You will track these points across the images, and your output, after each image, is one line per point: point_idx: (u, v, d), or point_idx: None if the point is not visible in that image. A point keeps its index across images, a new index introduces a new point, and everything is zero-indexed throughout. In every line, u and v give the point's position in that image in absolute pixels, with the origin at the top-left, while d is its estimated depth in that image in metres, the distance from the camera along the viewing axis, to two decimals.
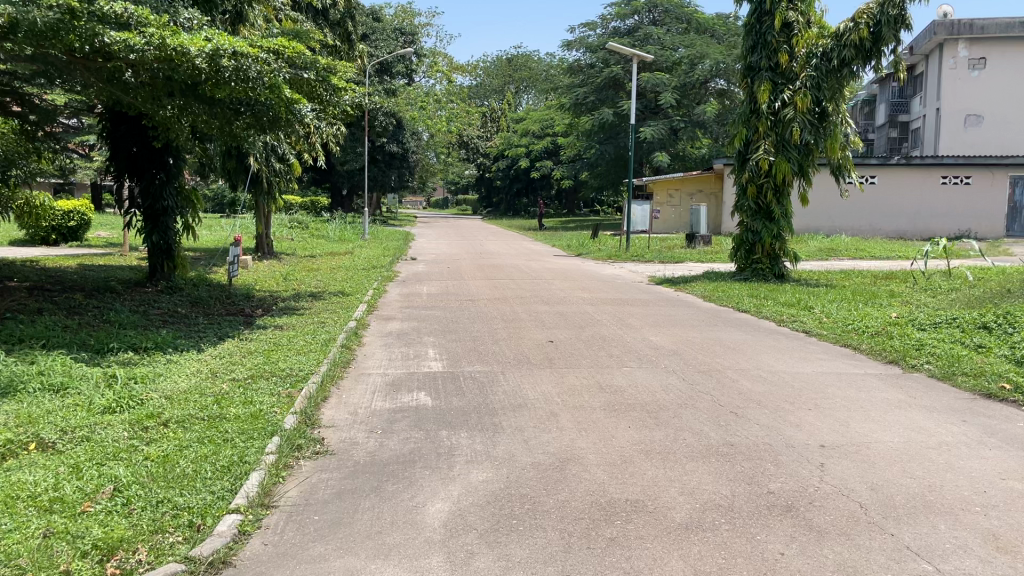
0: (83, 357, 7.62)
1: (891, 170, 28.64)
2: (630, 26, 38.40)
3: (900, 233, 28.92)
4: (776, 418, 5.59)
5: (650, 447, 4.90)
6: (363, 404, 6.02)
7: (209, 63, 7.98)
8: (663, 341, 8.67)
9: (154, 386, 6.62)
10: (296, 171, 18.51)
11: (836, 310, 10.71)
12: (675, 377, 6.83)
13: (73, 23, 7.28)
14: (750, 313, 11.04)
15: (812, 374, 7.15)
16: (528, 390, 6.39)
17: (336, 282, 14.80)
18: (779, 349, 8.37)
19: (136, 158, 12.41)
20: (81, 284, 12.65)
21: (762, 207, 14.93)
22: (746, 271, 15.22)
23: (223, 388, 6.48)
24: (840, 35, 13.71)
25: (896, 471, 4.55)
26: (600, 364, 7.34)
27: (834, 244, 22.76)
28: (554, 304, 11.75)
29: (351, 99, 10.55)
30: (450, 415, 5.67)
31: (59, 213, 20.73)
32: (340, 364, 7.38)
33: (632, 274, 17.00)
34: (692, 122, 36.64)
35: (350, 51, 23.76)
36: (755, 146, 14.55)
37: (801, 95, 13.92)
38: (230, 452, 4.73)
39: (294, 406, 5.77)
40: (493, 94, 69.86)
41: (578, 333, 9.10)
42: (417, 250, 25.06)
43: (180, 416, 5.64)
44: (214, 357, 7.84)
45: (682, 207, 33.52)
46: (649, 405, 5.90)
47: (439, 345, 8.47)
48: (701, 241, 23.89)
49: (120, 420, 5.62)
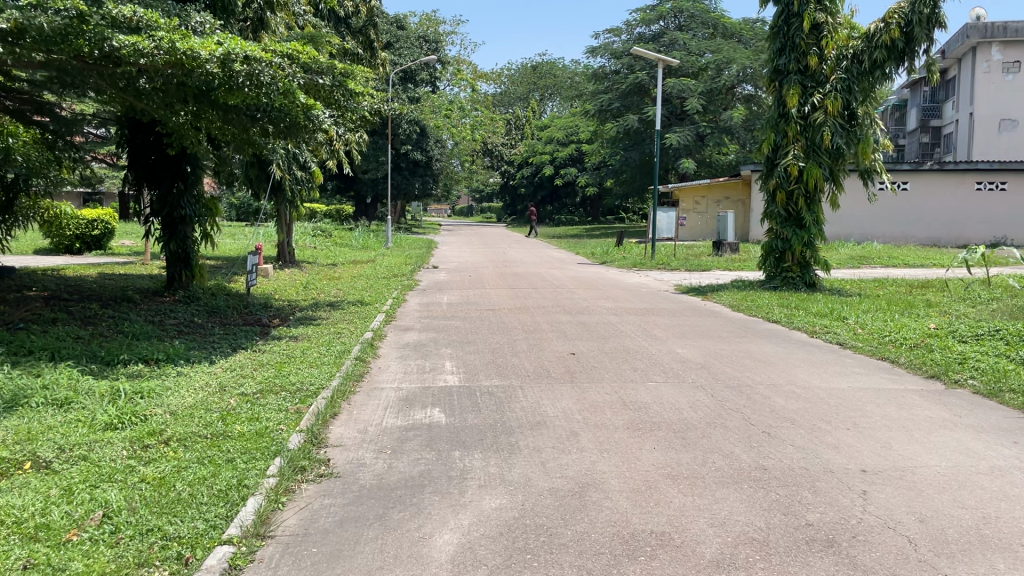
0: (91, 369, 7.43)
1: (924, 176, 27.97)
2: (656, 32, 38.06)
3: (934, 240, 28.20)
4: (812, 439, 5.23)
5: (677, 471, 4.57)
6: (374, 421, 5.73)
7: (221, 68, 7.76)
8: (691, 354, 8.31)
9: (159, 401, 6.38)
10: (317, 178, 18.36)
11: (871, 321, 10.27)
12: (704, 393, 6.48)
13: (82, 28, 7.08)
14: (781, 324, 10.65)
15: (849, 390, 6.77)
16: (547, 406, 6.07)
17: (356, 291, 14.56)
18: (812, 363, 7.98)
19: (155, 165, 12.28)
20: (99, 294, 12.51)
21: (792, 215, 14.50)
22: (776, 279, 14.73)
23: (231, 403, 6.24)
24: (871, 36, 13.30)
25: (946, 500, 4.19)
26: (624, 378, 7.00)
27: (866, 252, 22.18)
28: (577, 314, 11.41)
29: (370, 106, 10.35)
30: (464, 434, 5.37)
31: (84, 222, 20.80)
32: (353, 378, 7.11)
33: (658, 283, 16.64)
34: (718, 128, 36.21)
35: (372, 59, 23.64)
36: (784, 152, 14.15)
37: (831, 98, 13.55)
38: (229, 474, 4.47)
39: (300, 424, 5.50)
40: (518, 101, 69.81)
41: (601, 345, 8.77)
42: (439, 258, 24.88)
43: (182, 433, 5.39)
44: (225, 370, 7.61)
45: (709, 214, 33.04)
46: (676, 423, 5.56)
47: (457, 357, 8.19)
48: (728, 248, 23.41)
49: (122, 437, 5.40)
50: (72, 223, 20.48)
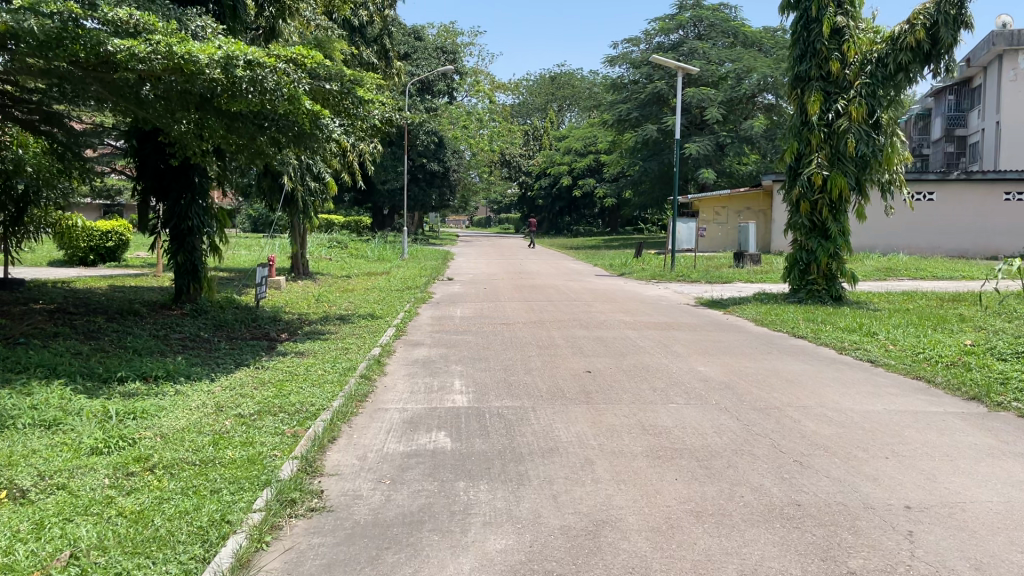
0: (86, 387, 7.12)
1: (950, 186, 27.34)
2: (675, 41, 37.66)
3: (961, 251, 27.57)
4: (849, 471, 4.80)
5: (701, 507, 4.17)
6: (374, 447, 5.36)
7: (223, 73, 7.45)
8: (714, 372, 7.89)
9: (151, 423, 6.04)
10: (332, 189, 18.07)
11: (903, 337, 9.79)
12: (728, 416, 6.06)
13: (76, 32, 6.80)
14: (807, 339, 10.19)
15: (884, 414, 6.32)
16: (560, 431, 5.68)
17: (367, 304, 14.22)
18: (843, 383, 7.53)
19: (163, 176, 12.04)
20: (106, 307, 12.25)
21: (817, 225, 14.01)
22: (801, 292, 14.22)
23: (225, 426, 5.89)
24: (895, 39, 12.83)
25: (1003, 543, 3.75)
26: (642, 399, 6.59)
27: (892, 264, 21.59)
28: (594, 328, 10.99)
29: (381, 114, 10.03)
30: (471, 461, 4.99)
31: (98, 233, 20.67)
32: (356, 398, 6.72)
33: (677, 295, 16.20)
34: (738, 138, 35.72)
35: (387, 68, 23.30)
36: (807, 161, 13.71)
37: (855, 104, 13.10)
38: (212, 508, 4.11)
39: (295, 450, 5.14)
40: (536, 112, 69.45)
41: (618, 362, 8.36)
42: (456, 269, 24.49)
43: (170, 460, 5.05)
44: (225, 388, 7.28)
45: (729, 225, 32.52)
46: (699, 451, 5.14)
47: (468, 374, 7.82)
48: (749, 260, 23.02)
49: (107, 463, 5.07)
50: (86, 234, 20.33)
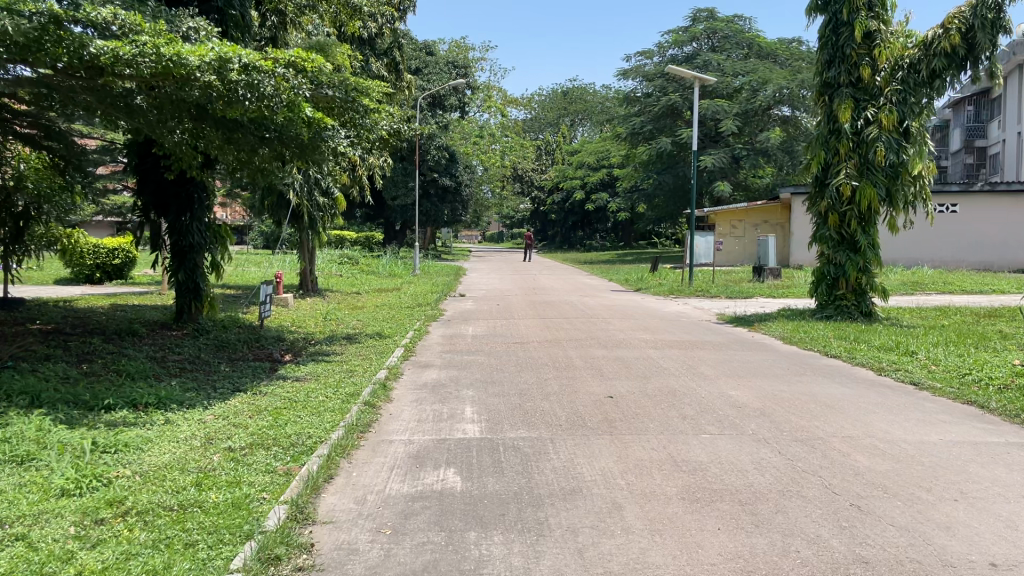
0: (68, 418, 6.56)
1: (975, 198, 26.64)
2: (689, 53, 37.12)
3: (986, 263, 26.78)
4: (916, 518, 4.20)
5: (751, 565, 3.58)
6: (374, 488, 4.79)
7: (217, 78, 6.95)
8: (746, 396, 7.27)
9: (131, 460, 5.46)
10: (341, 204, 17.62)
11: (945, 357, 9.13)
12: (769, 449, 5.46)
13: (58, 35, 6.32)
14: (841, 359, 9.56)
15: (942, 445, 5.68)
16: (583, 467, 5.09)
17: (376, 323, 13.67)
18: (889, 409, 6.87)
19: (163, 191, 11.54)
20: (103, 327, 11.74)
21: (846, 238, 13.38)
22: (829, 308, 13.54)
23: (211, 461, 5.34)
24: (929, 43, 12.25)
25: None
26: (672, 429, 6.00)
27: (919, 278, 20.83)
28: (614, 348, 10.38)
29: (388, 125, 9.51)
30: (483, 505, 4.41)
31: (104, 250, 20.24)
32: (358, 429, 6.14)
33: (699, 312, 15.55)
34: (754, 151, 35.11)
35: (396, 81, 22.84)
36: (835, 170, 13.12)
37: (886, 111, 12.53)
38: (183, 568, 3.55)
39: (285, 493, 4.58)
40: (548, 127, 68.89)
41: (642, 386, 7.75)
42: (468, 285, 23.97)
43: (145, 504, 4.50)
44: (217, 418, 6.72)
45: (747, 238, 31.88)
46: (741, 492, 4.53)
47: (479, 401, 7.22)
48: (770, 275, 22.47)
49: (76, 507, 4.51)
50: (91, 252, 19.93)
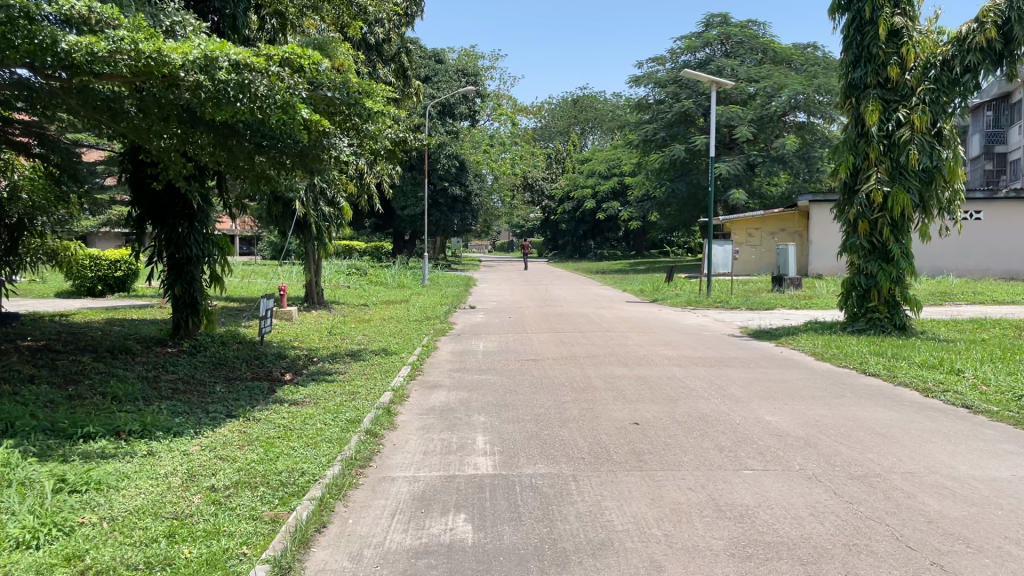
0: (38, 450, 5.91)
1: (1000, 204, 25.89)
2: (702, 59, 36.46)
3: (1012, 272, 25.99)
4: None
5: None
6: (373, 541, 4.14)
7: (202, 77, 6.38)
8: (786, 423, 6.59)
9: (101, 502, 4.82)
10: (347, 214, 17.05)
11: (995, 376, 8.42)
12: (822, 489, 4.79)
13: (27, 27, 5.72)
14: (881, 377, 8.87)
15: (1018, 483, 4.99)
16: (613, 513, 4.42)
17: (383, 337, 13.05)
18: (947, 438, 6.18)
19: (159, 200, 10.98)
20: (96, 344, 11.15)
21: (877, 246, 12.66)
22: (860, 320, 12.86)
23: (191, 504, 4.71)
24: (962, 39, 11.57)
25: None
26: (710, 464, 5.35)
27: (946, 287, 20.02)
28: (635, 366, 9.73)
29: (392, 130, 8.92)
30: (499, 565, 3.76)
31: (105, 262, 19.69)
32: (356, 464, 5.51)
33: (720, 324, 14.86)
34: (769, 157, 34.40)
35: (404, 87, 22.27)
36: (865, 176, 12.44)
37: (918, 112, 11.85)
38: None
39: (269, 548, 3.95)
40: (558, 135, 68.36)
41: (670, 410, 7.08)
42: (478, 296, 23.38)
43: (110, 559, 3.87)
44: (203, 449, 6.09)
45: (763, 246, 31.20)
46: (800, 547, 3.89)
47: (493, 429, 6.56)
48: (790, 284, 21.92)
49: (28, 562, 3.83)
50: (93, 264, 19.38)
